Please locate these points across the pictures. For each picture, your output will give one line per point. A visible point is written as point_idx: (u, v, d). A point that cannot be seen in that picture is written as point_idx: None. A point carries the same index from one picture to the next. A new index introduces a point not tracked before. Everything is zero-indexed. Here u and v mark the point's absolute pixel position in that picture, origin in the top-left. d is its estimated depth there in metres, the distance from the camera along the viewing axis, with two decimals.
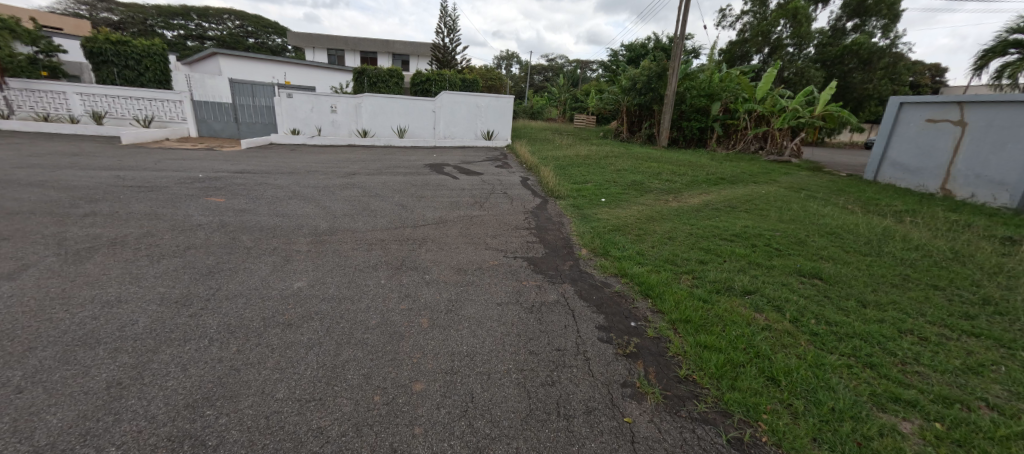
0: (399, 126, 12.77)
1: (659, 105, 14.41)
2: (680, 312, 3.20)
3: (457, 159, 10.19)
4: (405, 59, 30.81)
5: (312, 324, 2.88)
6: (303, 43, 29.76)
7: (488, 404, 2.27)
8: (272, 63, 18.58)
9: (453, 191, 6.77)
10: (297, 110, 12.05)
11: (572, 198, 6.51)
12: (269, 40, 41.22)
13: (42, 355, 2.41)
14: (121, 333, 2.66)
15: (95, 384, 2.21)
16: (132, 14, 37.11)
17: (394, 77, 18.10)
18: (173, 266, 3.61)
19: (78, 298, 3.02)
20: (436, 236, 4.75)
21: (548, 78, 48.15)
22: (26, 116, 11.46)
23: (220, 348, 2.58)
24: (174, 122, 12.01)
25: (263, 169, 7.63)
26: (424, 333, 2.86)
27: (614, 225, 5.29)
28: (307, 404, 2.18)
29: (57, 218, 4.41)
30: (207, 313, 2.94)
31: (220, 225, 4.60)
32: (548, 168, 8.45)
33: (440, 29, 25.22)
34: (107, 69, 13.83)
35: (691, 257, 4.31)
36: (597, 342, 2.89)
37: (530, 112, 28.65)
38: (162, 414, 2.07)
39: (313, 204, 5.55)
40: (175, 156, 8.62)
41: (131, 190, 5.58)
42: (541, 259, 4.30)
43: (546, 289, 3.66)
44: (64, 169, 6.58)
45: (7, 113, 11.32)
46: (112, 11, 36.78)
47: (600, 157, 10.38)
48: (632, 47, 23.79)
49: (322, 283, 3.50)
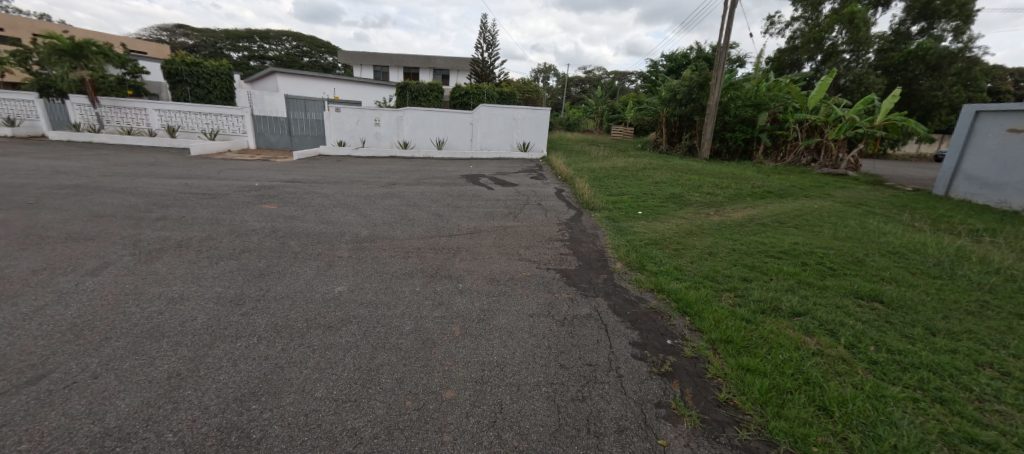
0: (438, 138, 13.13)
1: (701, 116, 13.91)
2: (720, 331, 3.07)
3: (493, 171, 10.31)
4: (445, 74, 31.94)
5: (350, 328, 3.03)
6: (352, 60, 31.38)
7: (517, 417, 2.27)
8: (324, 80, 19.80)
9: (487, 201, 6.85)
10: (343, 124, 12.67)
11: (606, 211, 6.40)
12: (321, 58, 43.95)
13: (116, 345, 2.69)
14: (183, 327, 2.92)
15: (158, 374, 2.44)
16: (204, 38, 40.99)
17: (435, 91, 18.86)
18: (230, 267, 3.92)
19: (148, 294, 3.34)
20: (470, 245, 4.84)
21: (585, 91, 48.38)
22: (113, 130, 12.84)
23: (267, 346, 2.76)
24: (235, 135, 12.99)
25: (311, 178, 8.08)
26: (456, 341, 2.92)
27: (651, 238, 5.16)
28: (344, 405, 2.29)
29: (133, 221, 4.91)
30: (256, 313, 3.16)
31: (271, 230, 4.93)
32: (583, 180, 8.38)
33: (479, 44, 26.01)
34: (180, 87, 15.24)
35: (734, 274, 4.12)
36: (631, 359, 2.83)
37: (567, 124, 28.63)
38: (213, 405, 2.24)
39: (355, 213, 5.82)
40: (235, 166, 9.29)
41: (197, 197, 6.08)
42: (574, 271, 4.28)
43: (579, 302, 3.63)
44: (140, 177, 7.30)
45: (99, 127, 12.76)
46: (188, 36, 40.72)
47: (637, 169, 10.15)
48: (673, 57, 23.40)
49: (360, 288, 3.68)
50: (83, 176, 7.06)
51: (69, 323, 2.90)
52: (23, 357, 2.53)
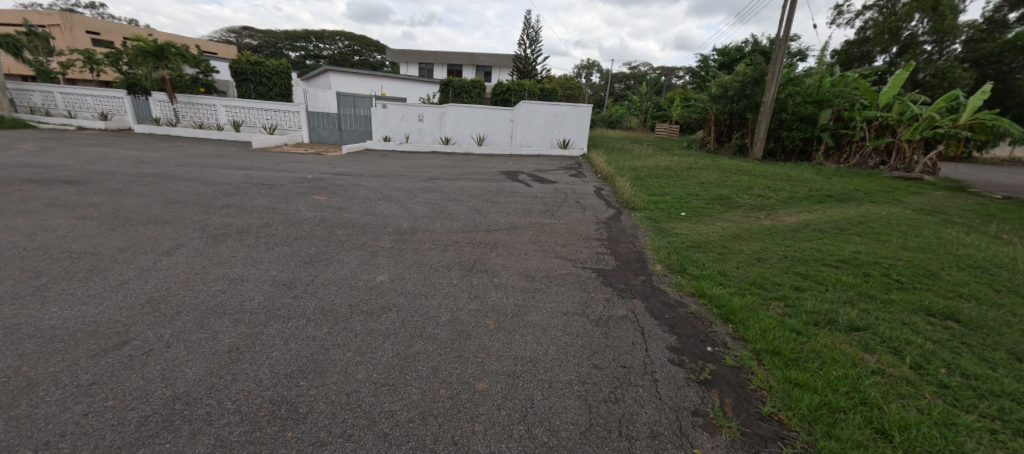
0: (478, 134, 13.28)
1: (754, 114, 13.07)
2: (766, 342, 2.93)
3: (532, 167, 10.30)
4: (488, 70, 32.11)
5: (390, 316, 3.18)
6: (397, 58, 32.24)
7: (547, 413, 2.30)
8: (372, 78, 20.57)
9: (525, 198, 6.86)
10: (388, 120, 13.07)
11: (647, 211, 6.22)
12: (371, 56, 45.69)
13: (186, 319, 2.99)
14: (243, 306, 3.20)
15: (220, 348, 2.69)
16: (267, 39, 43.76)
17: (477, 88, 18.97)
18: (284, 253, 4.22)
19: (213, 275, 3.67)
20: (507, 241, 4.89)
21: (630, 87, 47.06)
22: (187, 124, 14.06)
23: (314, 328, 2.96)
24: (291, 130, 13.79)
25: (358, 172, 8.46)
26: (490, 334, 2.99)
27: (694, 241, 4.97)
28: (382, 388, 2.42)
29: (202, 207, 5.38)
30: (306, 296, 3.39)
31: (321, 220, 5.23)
32: (624, 178, 8.18)
33: (522, 41, 26.00)
34: (245, 86, 16.41)
35: (785, 283, 3.89)
36: (667, 364, 2.77)
37: (608, 121, 27.91)
38: (267, 379, 2.44)
39: (398, 206, 6.04)
40: (291, 159, 9.90)
41: (256, 187, 6.56)
42: (611, 271, 4.22)
43: (615, 303, 3.58)
44: (208, 168, 7.96)
45: (175, 122, 14.03)
46: (252, 37, 43.65)
47: (682, 168, 9.77)
48: (725, 51, 22.20)
49: (400, 278, 3.84)
50: (161, 166, 7.80)
51: (148, 297, 3.25)
52: (110, 326, 2.87)
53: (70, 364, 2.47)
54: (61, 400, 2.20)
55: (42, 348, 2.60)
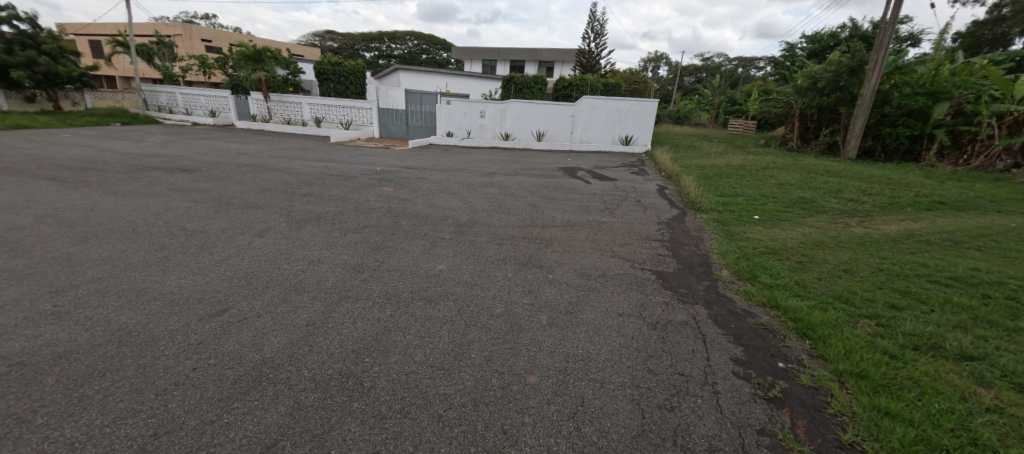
0: (538, 130, 13.21)
1: (849, 108, 11.61)
2: (851, 363, 2.63)
3: (591, 164, 10.07)
4: (550, 66, 31.74)
5: (447, 303, 3.33)
6: (462, 55, 32.86)
7: (598, 413, 2.27)
8: (438, 75, 21.27)
9: (583, 195, 6.74)
10: (452, 115, 13.41)
11: (716, 212, 5.83)
12: (437, 55, 47.35)
13: (273, 294, 3.37)
14: (319, 285, 3.53)
15: (300, 321, 3.00)
16: (347, 40, 47.00)
17: (538, 84, 18.88)
18: (355, 239, 4.57)
19: (296, 256, 4.10)
20: (563, 238, 4.86)
21: (701, 80, 44.14)
22: (278, 120, 15.58)
23: (379, 310, 3.20)
24: (364, 125, 14.54)
25: (421, 165, 8.85)
26: (542, 329, 3.02)
27: (768, 247, 4.57)
28: (438, 372, 2.55)
29: (288, 195, 5.98)
30: (373, 280, 3.67)
31: (388, 210, 5.57)
32: (690, 177, 7.71)
33: (587, 35, 25.41)
34: (326, 85, 17.81)
35: (877, 299, 3.45)
36: (730, 376, 2.60)
37: (676, 117, 25.76)
38: (338, 353, 2.68)
39: (457, 199, 6.24)
40: (363, 153, 10.62)
41: (333, 178, 7.12)
42: (672, 274, 4.03)
43: (675, 307, 3.43)
44: (293, 160, 8.78)
45: (268, 118, 15.63)
46: (333, 39, 47.11)
47: (759, 168, 9.00)
48: (816, 38, 19.91)
49: (458, 268, 4.00)
50: (256, 158, 8.76)
51: (244, 273, 3.71)
52: (214, 295, 3.32)
53: (183, 325, 2.90)
54: (177, 354, 2.59)
55: (163, 311, 3.07)
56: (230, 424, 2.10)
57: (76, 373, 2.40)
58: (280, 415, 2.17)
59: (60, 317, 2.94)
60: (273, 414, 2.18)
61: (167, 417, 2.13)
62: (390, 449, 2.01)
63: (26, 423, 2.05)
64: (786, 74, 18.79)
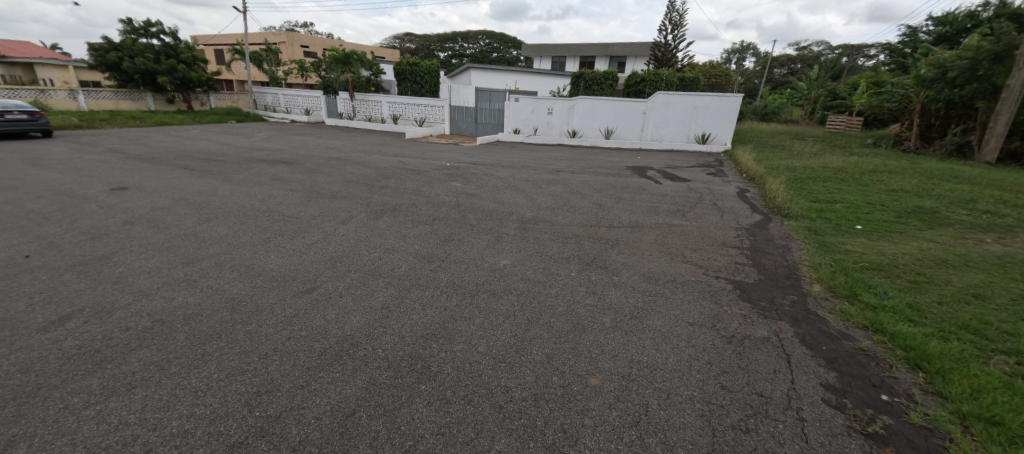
0: (606, 127, 12.77)
1: (990, 102, 9.67)
2: (980, 406, 2.20)
3: (664, 163, 9.54)
4: (621, 61, 30.57)
5: (510, 298, 3.38)
6: (532, 52, 32.81)
7: (663, 425, 2.16)
8: (507, 73, 21.41)
9: (654, 196, 6.41)
10: (520, 112, 13.50)
11: (810, 219, 5.21)
12: (507, 52, 47.89)
13: (353, 277, 3.67)
14: (393, 272, 3.78)
15: (376, 304, 3.24)
16: (424, 41, 49.25)
17: (609, 79, 18.37)
18: (425, 230, 4.81)
19: (375, 243, 4.41)
20: (630, 239, 4.67)
21: (794, 71, 39.83)
22: (360, 117, 16.87)
23: (446, 299, 3.34)
24: (436, 122, 15.20)
25: (489, 161, 9.03)
26: (605, 332, 2.94)
27: (873, 262, 3.99)
28: (499, 364, 2.59)
29: (368, 187, 6.44)
30: (442, 270, 3.84)
31: (456, 204, 5.77)
32: (777, 180, 7.00)
33: (664, 27, 24.07)
34: (405, 84, 18.87)
35: (1020, 332, 2.85)
36: (819, 404, 2.32)
37: (762, 113, 24.10)
38: (409, 336, 2.85)
39: (523, 195, 6.27)
40: (436, 149, 11.09)
41: (406, 173, 7.54)
42: (752, 285, 3.68)
43: (754, 321, 3.13)
44: (373, 155, 9.44)
45: (353, 115, 17.00)
46: (412, 40, 49.60)
47: (865, 171, 7.89)
48: (947, 19, 16.94)
49: (521, 264, 4.04)
50: (343, 152, 9.54)
51: (332, 256, 4.08)
52: (306, 275, 3.70)
53: (281, 300, 3.27)
54: (276, 324, 2.93)
55: (265, 286, 3.48)
56: (317, 390, 2.33)
57: (199, 333, 2.81)
58: (358, 388, 2.35)
59: (192, 284, 3.48)
60: (352, 386, 2.37)
61: (267, 378, 2.41)
62: (454, 433, 2.08)
63: (164, 370, 2.45)
64: (904, 62, 16.15)
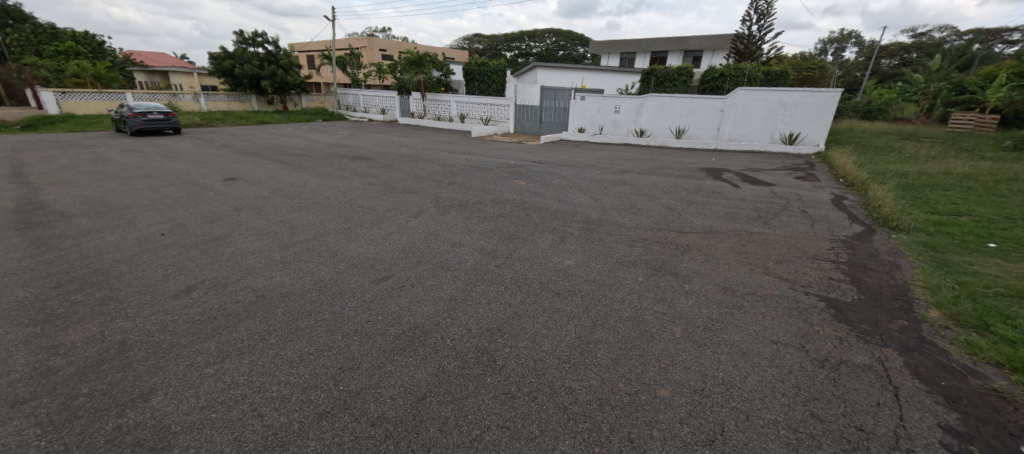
0: (678, 126, 12.11)
1: None
2: None
3: (743, 165, 8.82)
4: (698, 55, 28.87)
5: (575, 300, 3.24)
6: (601, 50, 32.03)
7: (744, 448, 1.93)
8: (574, 72, 21.09)
9: (732, 200, 5.92)
10: (585, 111, 13.30)
11: (925, 234, 4.49)
12: (574, 50, 47.16)
13: (420, 269, 3.75)
14: (457, 266, 3.81)
15: (441, 296, 3.27)
16: (492, 42, 50.05)
17: (683, 76, 17.47)
18: (489, 227, 4.82)
19: (442, 238, 4.50)
20: (703, 246, 4.33)
21: (904, 62, 34.93)
22: (430, 117, 17.57)
23: (509, 295, 3.29)
24: (501, 121, 15.34)
25: (553, 160, 8.91)
26: (676, 342, 2.72)
27: (1013, 287, 3.31)
28: (563, 364, 2.48)
29: (435, 183, 6.63)
30: (506, 267, 3.81)
31: (520, 202, 5.73)
32: (881, 187, 6.14)
33: (748, 17, 22.55)
34: (473, 85, 19.31)
35: None
36: (937, 448, 1.94)
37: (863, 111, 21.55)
38: (475, 328, 2.83)
39: (588, 196, 6.09)
40: (502, 147, 11.18)
41: (472, 170, 7.65)
42: (850, 305, 3.23)
43: (852, 345, 2.73)
44: (441, 153, 9.72)
45: (424, 115, 17.77)
46: (480, 41, 50.64)
47: (999, 179, 6.67)
48: None
49: (586, 265, 3.89)
50: (413, 150, 9.94)
51: (402, 248, 4.22)
52: (378, 264, 3.85)
53: (359, 285, 3.43)
54: (355, 307, 3.06)
55: (343, 271, 3.67)
56: (392, 372, 2.38)
57: (290, 310, 3.01)
58: (428, 374, 2.37)
59: (286, 265, 3.77)
60: (423, 372, 2.39)
61: (349, 356, 2.51)
62: (519, 428, 2.02)
63: (266, 340, 2.64)
64: None
